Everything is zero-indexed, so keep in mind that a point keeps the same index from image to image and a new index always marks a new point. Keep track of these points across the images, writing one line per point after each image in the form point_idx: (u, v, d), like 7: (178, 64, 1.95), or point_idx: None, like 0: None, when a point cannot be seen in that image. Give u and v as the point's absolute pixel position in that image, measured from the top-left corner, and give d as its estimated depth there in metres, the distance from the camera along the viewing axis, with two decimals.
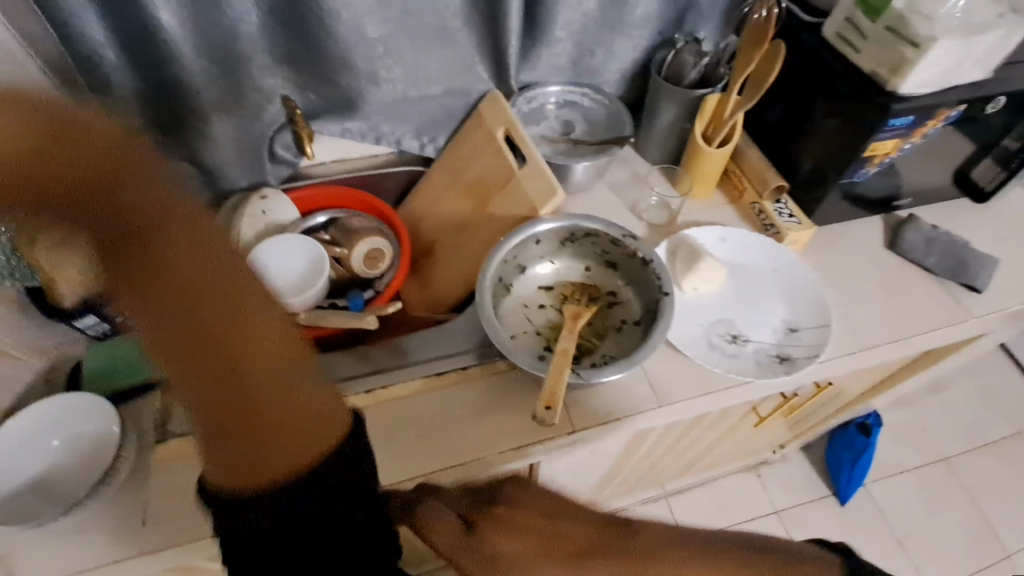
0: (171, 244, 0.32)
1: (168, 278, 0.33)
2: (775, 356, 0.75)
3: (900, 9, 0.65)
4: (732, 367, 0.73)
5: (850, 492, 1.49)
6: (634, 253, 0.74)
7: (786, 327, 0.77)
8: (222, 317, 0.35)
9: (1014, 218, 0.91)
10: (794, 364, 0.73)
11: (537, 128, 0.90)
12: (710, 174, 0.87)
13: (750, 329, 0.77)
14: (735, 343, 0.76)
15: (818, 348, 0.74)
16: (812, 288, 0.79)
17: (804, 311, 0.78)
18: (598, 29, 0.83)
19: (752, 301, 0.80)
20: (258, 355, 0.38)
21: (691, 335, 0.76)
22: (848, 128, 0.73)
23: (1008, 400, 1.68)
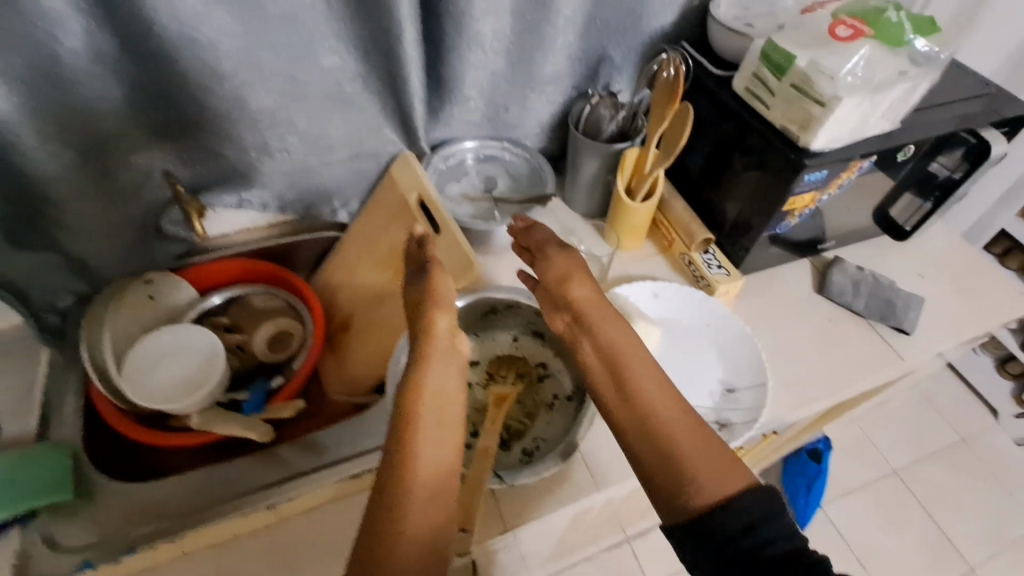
0: (443, 402, 0.49)
1: (427, 417, 0.47)
2: (713, 423, 0.71)
3: (803, 68, 0.63)
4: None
5: (809, 517, 1.48)
6: None
7: (723, 389, 0.74)
8: (431, 452, 0.46)
9: (932, 252, 0.93)
10: (732, 432, 0.70)
11: (458, 185, 0.86)
12: (636, 227, 0.84)
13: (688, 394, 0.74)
14: None
15: (757, 410, 0.71)
16: (748, 344, 0.76)
17: (739, 371, 0.75)
18: (510, 87, 0.79)
19: (687, 363, 0.76)
20: (428, 497, 0.44)
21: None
22: (768, 180, 0.71)
23: (951, 409, 1.73)
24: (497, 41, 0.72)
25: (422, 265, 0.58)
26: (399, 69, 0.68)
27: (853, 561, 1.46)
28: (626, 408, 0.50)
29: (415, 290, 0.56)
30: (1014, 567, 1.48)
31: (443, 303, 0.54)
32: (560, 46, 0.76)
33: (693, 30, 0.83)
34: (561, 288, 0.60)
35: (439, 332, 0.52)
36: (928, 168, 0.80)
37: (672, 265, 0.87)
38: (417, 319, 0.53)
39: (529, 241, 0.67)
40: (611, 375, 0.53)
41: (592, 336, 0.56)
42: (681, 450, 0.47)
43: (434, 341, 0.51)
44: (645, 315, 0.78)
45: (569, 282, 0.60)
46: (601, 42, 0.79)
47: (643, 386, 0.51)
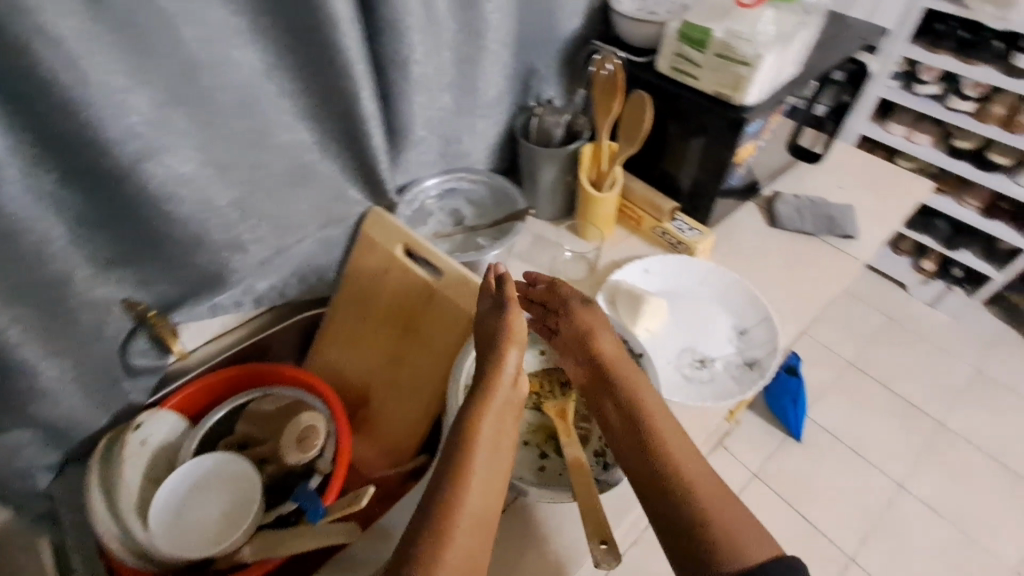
0: (498, 429, 0.54)
1: (482, 441, 0.52)
2: (743, 363, 0.78)
3: (721, 39, 0.70)
4: (713, 395, 0.74)
5: (801, 429, 1.64)
6: None
7: (737, 332, 0.81)
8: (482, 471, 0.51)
9: (842, 166, 1.07)
10: (761, 366, 0.76)
11: (428, 227, 0.87)
12: (608, 217, 0.88)
13: (709, 348, 0.80)
14: (704, 366, 0.78)
15: (772, 341, 0.79)
16: (740, 287, 0.84)
17: (743, 312, 0.82)
18: (457, 119, 0.80)
19: (699, 320, 0.82)
20: (474, 513, 0.49)
21: (663, 377, 0.76)
22: (713, 141, 0.79)
23: (872, 295, 2.00)
24: (442, 79, 0.73)
25: (499, 310, 0.59)
26: (356, 128, 0.67)
27: (849, 452, 1.64)
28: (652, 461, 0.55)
29: (488, 329, 0.59)
30: (962, 407, 1.74)
31: (515, 340, 0.57)
32: (495, 71, 0.78)
33: (600, 28, 0.90)
34: (587, 342, 0.64)
35: (507, 370, 0.55)
36: (815, 110, 0.95)
37: (647, 241, 0.93)
38: (486, 356, 0.57)
39: (551, 299, 0.70)
40: (636, 434, 0.57)
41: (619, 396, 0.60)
42: (710, 519, 0.50)
43: (497, 382, 0.55)
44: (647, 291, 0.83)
45: (601, 336, 0.64)
46: (526, 56, 0.83)
47: (668, 446, 0.55)
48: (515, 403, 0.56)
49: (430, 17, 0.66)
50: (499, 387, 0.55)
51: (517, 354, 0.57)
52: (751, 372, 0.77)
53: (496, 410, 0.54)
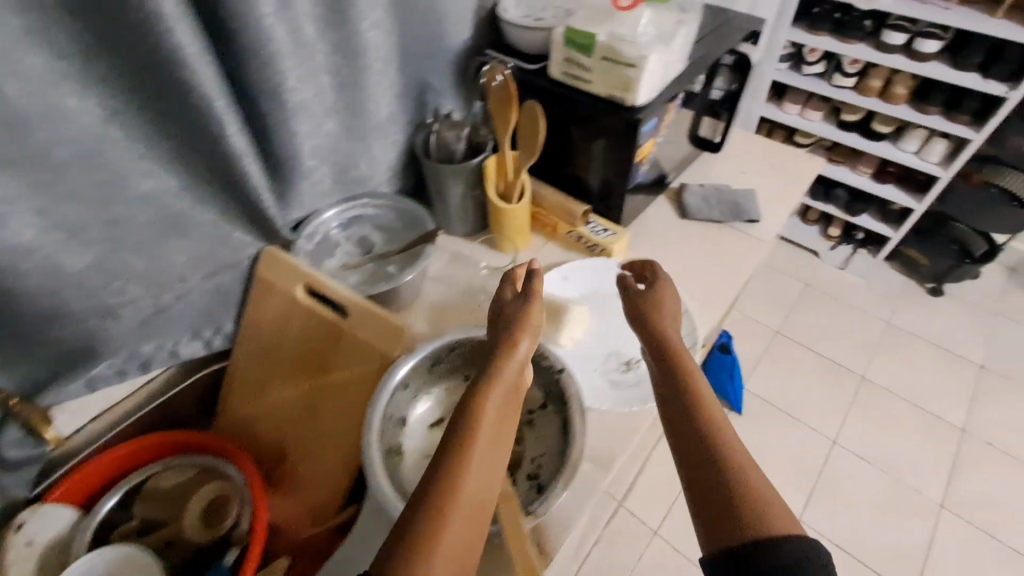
0: (506, 405, 0.50)
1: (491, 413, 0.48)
2: None
3: (605, 42, 0.70)
4: (641, 398, 0.74)
5: (741, 402, 1.72)
6: None
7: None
8: (490, 442, 0.46)
9: (745, 152, 1.10)
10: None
11: (334, 258, 0.82)
12: (523, 227, 0.86)
13: (635, 349, 0.79)
14: (631, 369, 0.77)
15: (692, 335, 0.79)
16: None
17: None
18: (349, 144, 0.76)
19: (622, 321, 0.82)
20: (476, 487, 0.43)
21: (590, 385, 0.76)
22: (614, 141, 0.78)
23: (789, 266, 2.13)
24: (324, 106, 0.68)
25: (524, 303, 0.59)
26: (228, 167, 0.61)
27: (786, 417, 1.74)
28: (692, 440, 0.50)
29: (504, 316, 0.59)
30: (881, 360, 1.87)
31: (529, 326, 0.57)
32: (384, 90, 0.74)
33: (490, 36, 0.87)
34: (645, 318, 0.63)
35: (518, 352, 0.55)
36: (709, 93, 0.97)
37: (565, 246, 0.92)
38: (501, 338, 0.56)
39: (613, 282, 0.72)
40: (681, 412, 0.53)
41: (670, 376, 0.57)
42: (738, 483, 0.46)
43: (507, 360, 0.53)
44: (568, 299, 0.83)
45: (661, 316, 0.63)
46: (417, 72, 0.79)
47: (710, 411, 0.52)
48: (520, 391, 0.54)
49: (298, 42, 0.61)
50: (510, 366, 0.53)
51: (528, 340, 0.57)
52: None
53: (509, 391, 0.51)
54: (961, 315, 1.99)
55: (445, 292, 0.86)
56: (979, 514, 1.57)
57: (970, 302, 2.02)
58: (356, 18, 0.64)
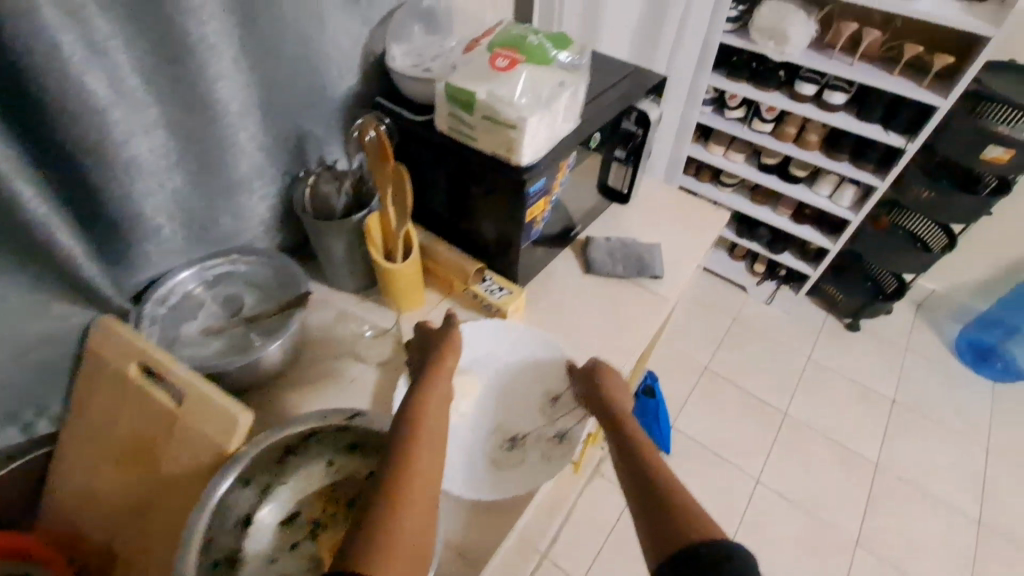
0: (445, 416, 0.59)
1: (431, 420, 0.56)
2: (554, 437, 0.73)
3: (485, 100, 0.66)
4: (521, 482, 0.70)
5: (668, 441, 1.71)
6: (369, 430, 0.61)
7: (550, 399, 0.77)
8: (435, 442, 0.54)
9: (655, 202, 1.10)
10: (573, 438, 0.73)
11: (196, 320, 0.74)
12: (411, 285, 0.81)
13: (521, 423, 0.75)
14: (515, 447, 0.73)
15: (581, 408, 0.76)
16: (551, 349, 0.80)
17: (554, 376, 0.79)
18: (209, 200, 0.68)
19: (511, 392, 0.78)
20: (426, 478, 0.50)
21: (469, 465, 0.71)
22: (503, 201, 0.74)
23: (718, 301, 2.18)
24: (164, 162, 0.61)
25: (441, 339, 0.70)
26: (33, 236, 0.53)
27: (711, 455, 1.75)
28: (639, 483, 0.56)
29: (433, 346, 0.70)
30: (803, 395, 1.91)
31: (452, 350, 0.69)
32: (249, 142, 0.68)
33: (382, 84, 0.82)
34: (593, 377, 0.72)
35: (445, 366, 0.65)
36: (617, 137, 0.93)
37: (461, 302, 0.88)
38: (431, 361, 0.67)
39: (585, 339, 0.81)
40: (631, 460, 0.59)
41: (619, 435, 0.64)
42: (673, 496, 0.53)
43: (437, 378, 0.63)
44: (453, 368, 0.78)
45: (607, 376, 0.71)
46: (293, 121, 0.73)
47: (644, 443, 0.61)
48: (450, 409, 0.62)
49: (121, 96, 0.53)
50: (440, 387, 0.62)
51: (450, 362, 0.67)
52: (561, 446, 0.73)
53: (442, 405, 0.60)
54: (877, 349, 2.06)
55: (323, 358, 0.79)
56: (892, 550, 1.60)
57: (884, 336, 2.10)
58: (199, 71, 0.57)
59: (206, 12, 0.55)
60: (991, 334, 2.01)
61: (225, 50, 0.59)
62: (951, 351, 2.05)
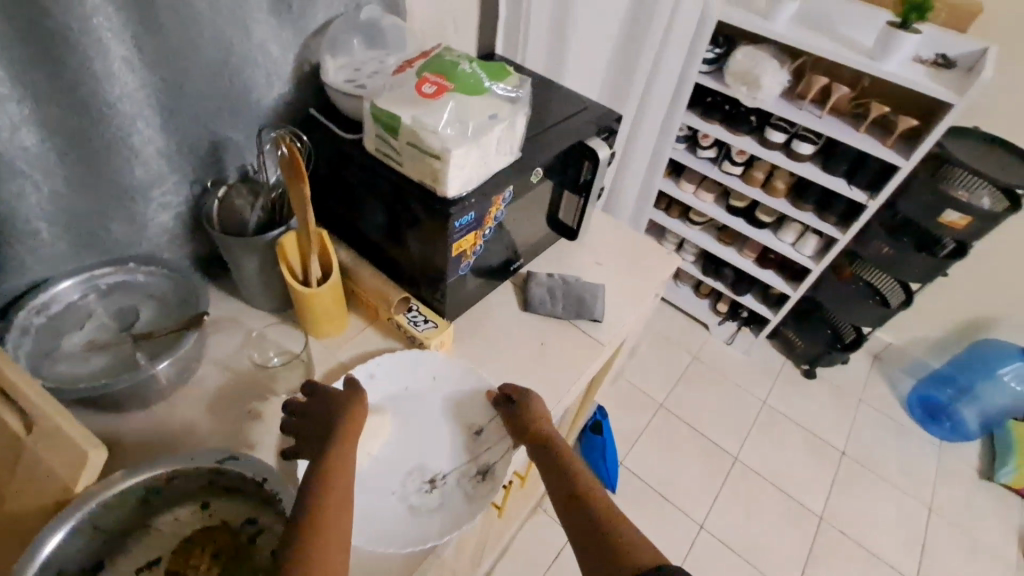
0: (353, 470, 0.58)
1: (341, 477, 0.56)
2: (476, 475, 0.70)
3: (409, 126, 0.61)
4: (443, 526, 0.65)
5: (614, 480, 1.66)
6: (241, 475, 0.56)
7: (471, 434, 0.73)
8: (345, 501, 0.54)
9: (606, 240, 1.07)
10: (495, 476, 0.70)
11: (80, 332, 0.67)
12: (329, 312, 0.76)
13: (442, 462, 0.71)
14: (435, 488, 0.69)
15: (505, 439, 0.73)
16: (474, 379, 0.76)
17: (475, 409, 0.75)
18: (100, 205, 0.63)
19: (429, 429, 0.73)
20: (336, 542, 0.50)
21: (383, 513, 0.66)
22: (429, 232, 0.70)
23: (679, 337, 2.17)
24: (37, 161, 0.55)
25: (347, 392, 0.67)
26: None
27: (658, 497, 1.70)
28: (583, 525, 0.58)
29: (330, 399, 0.66)
30: (755, 440, 1.89)
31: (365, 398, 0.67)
32: (150, 146, 0.62)
33: (316, 96, 0.78)
34: (522, 410, 0.70)
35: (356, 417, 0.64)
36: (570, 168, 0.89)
37: (385, 332, 0.83)
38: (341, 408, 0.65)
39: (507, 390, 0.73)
40: (573, 500, 0.60)
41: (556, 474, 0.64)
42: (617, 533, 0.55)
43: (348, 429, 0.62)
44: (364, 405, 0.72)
45: (537, 409, 0.71)
46: (208, 128, 0.68)
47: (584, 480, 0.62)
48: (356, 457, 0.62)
49: None
50: (348, 438, 0.61)
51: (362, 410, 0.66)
52: (484, 484, 0.69)
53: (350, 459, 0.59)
54: (831, 399, 2.04)
55: (225, 380, 0.74)
56: None
57: (839, 387, 2.07)
58: (81, 65, 0.52)
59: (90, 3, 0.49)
60: (942, 392, 1.99)
61: (116, 45, 0.54)
62: (903, 409, 2.03)
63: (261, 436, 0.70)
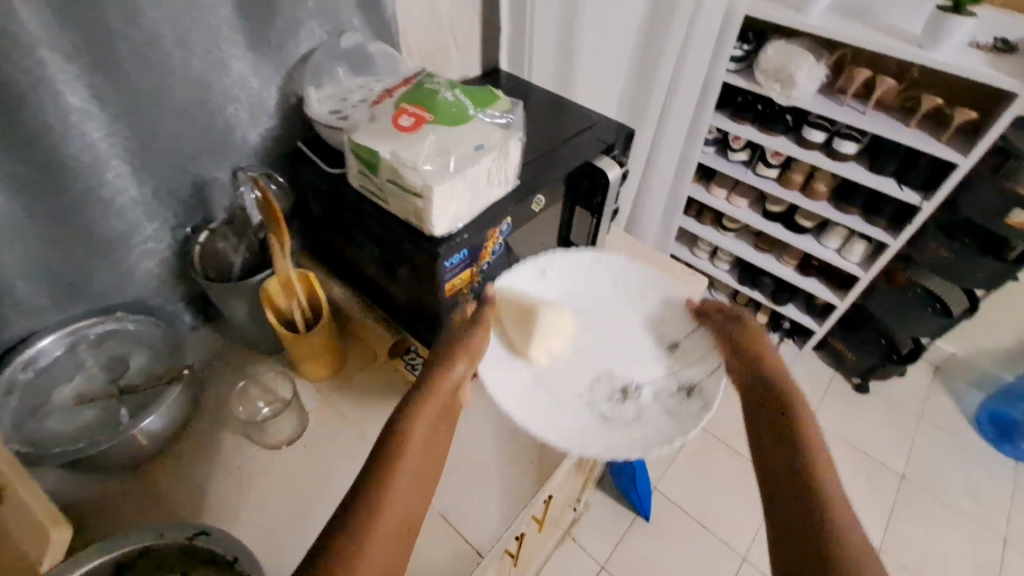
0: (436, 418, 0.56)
1: (421, 423, 0.54)
2: (677, 389, 0.64)
3: (388, 163, 0.57)
4: (647, 434, 0.60)
5: (649, 508, 1.53)
6: (215, 551, 0.53)
7: (667, 346, 0.68)
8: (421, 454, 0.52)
9: None
10: (704, 392, 0.63)
11: (70, 385, 0.65)
12: (322, 355, 0.72)
13: (634, 372, 0.66)
14: (628, 399, 0.64)
15: (706, 357, 0.66)
16: (658, 288, 0.73)
17: (674, 322, 0.70)
18: (77, 258, 0.61)
19: (613, 334, 0.70)
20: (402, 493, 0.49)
21: (575, 416, 0.63)
22: (419, 273, 0.65)
23: None
24: (3, 219, 0.53)
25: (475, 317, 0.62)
26: None
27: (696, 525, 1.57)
28: (782, 471, 0.54)
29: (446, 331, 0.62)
30: None
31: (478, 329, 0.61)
32: (122, 194, 0.60)
33: (303, 129, 0.74)
34: (735, 337, 0.65)
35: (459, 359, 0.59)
36: (578, 184, 0.81)
37: (383, 374, 0.78)
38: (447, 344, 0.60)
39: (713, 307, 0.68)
40: (775, 441, 0.56)
41: (772, 422, 0.58)
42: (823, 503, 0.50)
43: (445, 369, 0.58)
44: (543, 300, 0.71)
45: (756, 339, 0.63)
46: (186, 170, 0.65)
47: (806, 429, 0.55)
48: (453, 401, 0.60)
49: None
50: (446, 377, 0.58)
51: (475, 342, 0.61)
52: (691, 401, 0.63)
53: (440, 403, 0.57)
54: (887, 417, 1.86)
55: (216, 431, 0.70)
56: None
57: (895, 403, 1.89)
58: (36, 117, 0.50)
59: (38, 55, 0.48)
60: (1016, 408, 1.79)
61: (71, 95, 0.52)
62: (972, 426, 1.84)
63: (249, 492, 0.66)
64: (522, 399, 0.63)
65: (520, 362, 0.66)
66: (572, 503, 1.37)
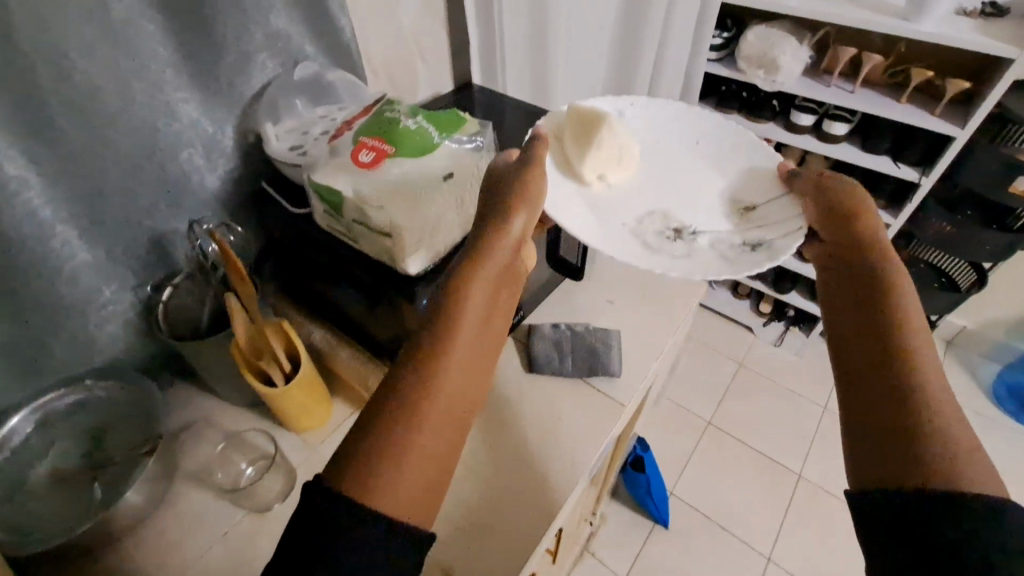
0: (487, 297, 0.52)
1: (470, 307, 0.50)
2: (739, 244, 0.62)
3: (351, 202, 0.53)
4: (690, 266, 0.60)
5: (667, 515, 1.48)
6: None
7: (743, 207, 0.66)
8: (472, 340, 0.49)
9: (616, 273, 0.94)
10: (771, 245, 0.61)
11: (41, 464, 0.61)
12: (305, 408, 0.68)
13: (693, 217, 0.65)
14: (681, 238, 0.64)
15: (785, 223, 0.62)
16: (746, 156, 0.70)
17: (756, 187, 0.67)
18: (33, 330, 0.57)
19: (682, 180, 0.69)
20: (450, 381, 0.46)
21: (619, 235, 0.63)
22: (398, 313, 0.61)
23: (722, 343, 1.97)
24: None
25: (525, 161, 0.58)
26: None
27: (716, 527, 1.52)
28: (871, 343, 0.51)
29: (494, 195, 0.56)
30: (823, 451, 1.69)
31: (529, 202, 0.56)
32: (73, 259, 0.56)
33: (266, 168, 0.70)
34: (836, 209, 0.60)
35: (514, 228, 0.55)
36: None
37: None
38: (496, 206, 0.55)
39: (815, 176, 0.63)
40: (867, 317, 0.53)
41: (865, 297, 0.55)
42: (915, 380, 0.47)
43: (501, 237, 0.53)
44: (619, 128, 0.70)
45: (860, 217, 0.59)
46: (142, 225, 0.61)
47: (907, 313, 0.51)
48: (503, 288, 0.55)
49: None
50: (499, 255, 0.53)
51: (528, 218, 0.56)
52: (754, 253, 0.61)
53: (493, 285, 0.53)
54: None
55: (201, 496, 0.66)
56: None
57: None
58: None
59: None
60: None
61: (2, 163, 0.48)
62: (992, 402, 1.78)
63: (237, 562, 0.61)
64: (579, 221, 0.64)
65: (576, 185, 0.67)
66: (587, 520, 1.32)
